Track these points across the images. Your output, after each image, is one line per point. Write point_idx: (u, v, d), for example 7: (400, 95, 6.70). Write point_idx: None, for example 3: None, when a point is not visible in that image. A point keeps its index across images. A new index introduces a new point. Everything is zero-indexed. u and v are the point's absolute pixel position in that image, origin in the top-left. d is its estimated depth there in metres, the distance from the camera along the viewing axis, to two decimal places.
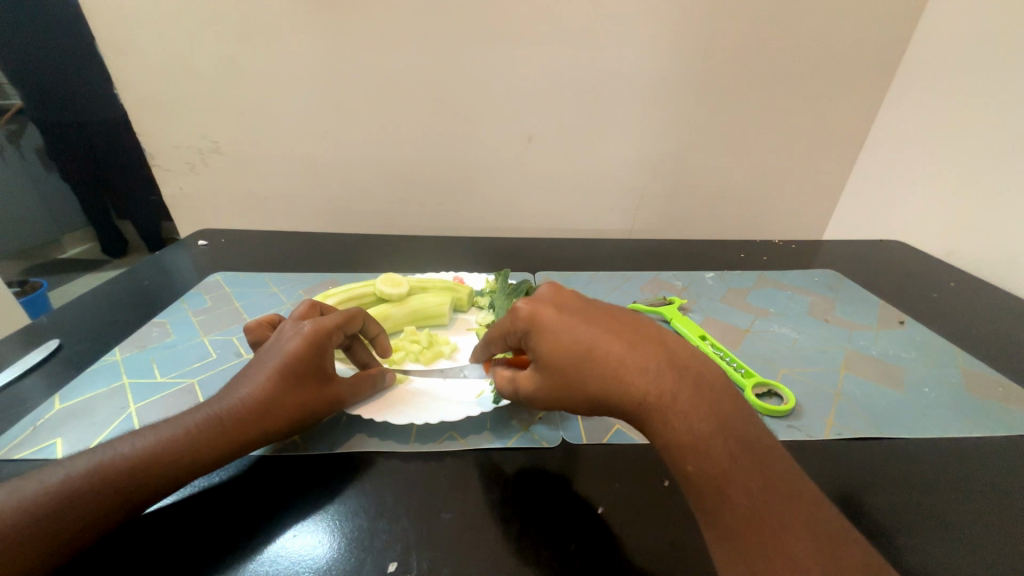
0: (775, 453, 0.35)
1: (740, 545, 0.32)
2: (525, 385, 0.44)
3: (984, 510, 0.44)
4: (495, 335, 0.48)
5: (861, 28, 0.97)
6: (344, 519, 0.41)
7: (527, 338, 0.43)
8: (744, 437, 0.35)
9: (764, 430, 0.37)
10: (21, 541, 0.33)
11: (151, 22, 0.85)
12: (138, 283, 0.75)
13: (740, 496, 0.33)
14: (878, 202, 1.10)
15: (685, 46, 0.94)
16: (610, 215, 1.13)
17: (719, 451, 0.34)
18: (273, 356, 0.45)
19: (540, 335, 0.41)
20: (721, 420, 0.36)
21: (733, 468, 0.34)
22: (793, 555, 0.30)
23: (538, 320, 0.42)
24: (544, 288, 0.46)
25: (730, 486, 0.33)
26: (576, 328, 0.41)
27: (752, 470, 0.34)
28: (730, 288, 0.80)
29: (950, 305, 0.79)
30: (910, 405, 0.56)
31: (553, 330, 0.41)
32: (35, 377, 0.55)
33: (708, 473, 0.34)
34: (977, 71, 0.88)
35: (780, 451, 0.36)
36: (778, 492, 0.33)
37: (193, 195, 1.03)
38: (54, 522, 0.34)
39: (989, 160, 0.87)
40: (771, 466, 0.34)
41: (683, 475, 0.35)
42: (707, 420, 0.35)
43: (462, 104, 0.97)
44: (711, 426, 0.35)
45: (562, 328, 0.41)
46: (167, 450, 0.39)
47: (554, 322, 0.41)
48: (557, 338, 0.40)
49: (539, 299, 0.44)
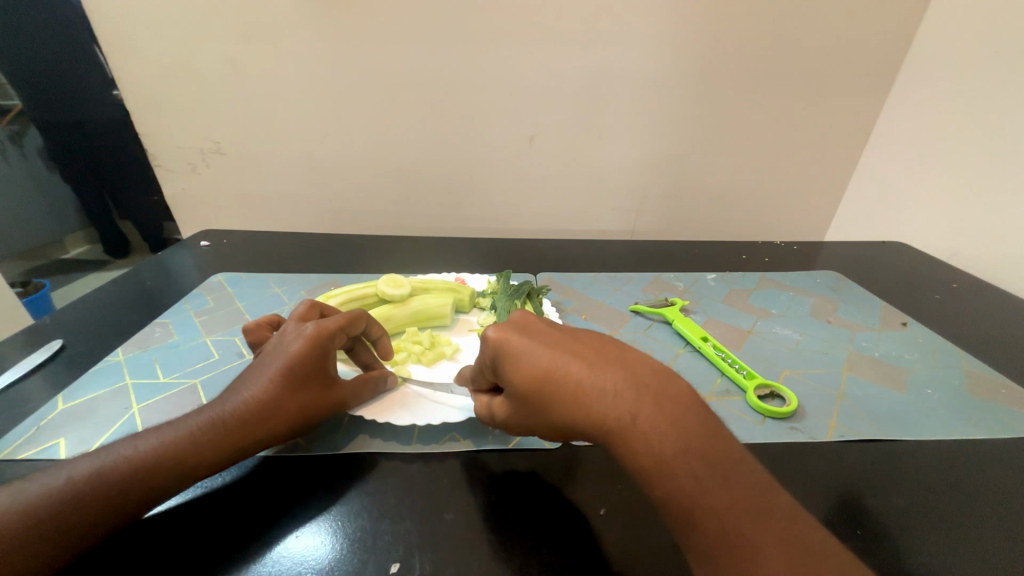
0: (749, 472, 0.34)
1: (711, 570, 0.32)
2: (501, 413, 0.44)
3: (986, 512, 0.43)
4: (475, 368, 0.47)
5: (863, 29, 0.97)
6: (347, 520, 0.41)
7: (495, 364, 0.42)
8: (712, 459, 0.34)
9: (733, 446, 0.36)
10: (26, 544, 0.33)
11: (154, 24, 0.86)
12: (140, 284, 0.75)
13: (710, 522, 0.32)
14: (881, 202, 1.10)
15: (687, 47, 0.94)
16: (612, 215, 1.13)
17: (687, 477, 0.33)
18: (275, 359, 0.45)
19: (507, 361, 0.40)
20: (684, 439, 0.34)
21: (697, 489, 0.33)
22: None
23: (504, 345, 0.41)
24: (515, 313, 0.45)
25: (699, 513, 0.33)
26: (538, 352, 0.40)
27: (718, 493, 0.33)
28: (732, 289, 0.80)
29: (952, 305, 0.79)
30: (912, 406, 0.56)
31: (517, 355, 0.40)
32: (38, 377, 0.55)
33: (676, 500, 0.33)
34: (979, 72, 0.88)
35: (755, 469, 0.35)
36: (751, 515, 0.32)
37: (195, 196, 1.04)
38: (58, 524, 0.34)
39: (991, 161, 0.87)
40: (744, 488, 0.33)
41: (654, 497, 0.35)
42: (669, 439, 0.34)
43: (464, 104, 0.97)
44: (673, 445, 0.34)
45: (525, 352, 0.40)
46: (168, 453, 0.39)
47: (518, 347, 0.40)
48: (520, 362, 0.40)
49: (505, 323, 0.43)
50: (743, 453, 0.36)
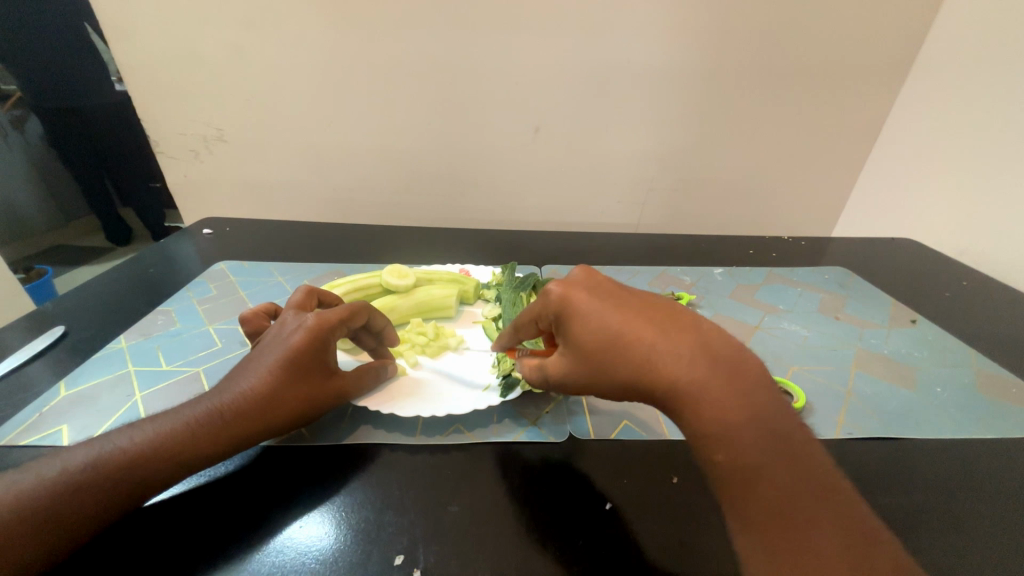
0: (809, 448, 0.35)
1: (763, 537, 0.32)
2: (555, 370, 0.45)
3: (996, 512, 0.43)
4: (523, 319, 0.48)
5: (877, 22, 0.95)
6: (350, 511, 0.40)
7: (558, 322, 0.44)
8: (777, 429, 0.35)
9: (798, 421, 0.36)
10: (17, 538, 0.33)
11: (155, 9, 0.84)
12: (143, 272, 0.74)
13: (767, 488, 0.33)
14: (889, 199, 1.09)
15: (696, 39, 0.93)
16: (616, 209, 1.12)
17: (749, 443, 0.34)
18: (276, 349, 0.44)
19: (571, 320, 0.42)
20: (752, 408, 0.35)
21: (760, 460, 0.34)
22: (819, 553, 0.30)
23: (570, 303, 0.42)
24: (576, 270, 0.46)
25: (758, 479, 0.33)
26: (607, 314, 0.41)
27: (781, 462, 0.34)
28: (739, 284, 0.79)
29: (962, 304, 0.78)
30: (922, 405, 0.55)
31: (582, 315, 0.41)
32: (40, 364, 0.55)
33: (736, 465, 0.34)
34: (995, 69, 0.87)
35: (814, 446, 0.36)
36: (807, 487, 0.33)
37: (196, 184, 1.03)
38: (49, 518, 0.34)
39: (1002, 159, 0.85)
40: (803, 460, 0.34)
41: (708, 468, 0.35)
42: (736, 408, 0.35)
43: (470, 94, 0.95)
44: (741, 413, 0.35)
45: (593, 312, 0.41)
46: (162, 444, 0.38)
47: (583, 306, 0.42)
48: (585, 322, 0.41)
49: (571, 282, 0.44)
50: (807, 431, 0.36)
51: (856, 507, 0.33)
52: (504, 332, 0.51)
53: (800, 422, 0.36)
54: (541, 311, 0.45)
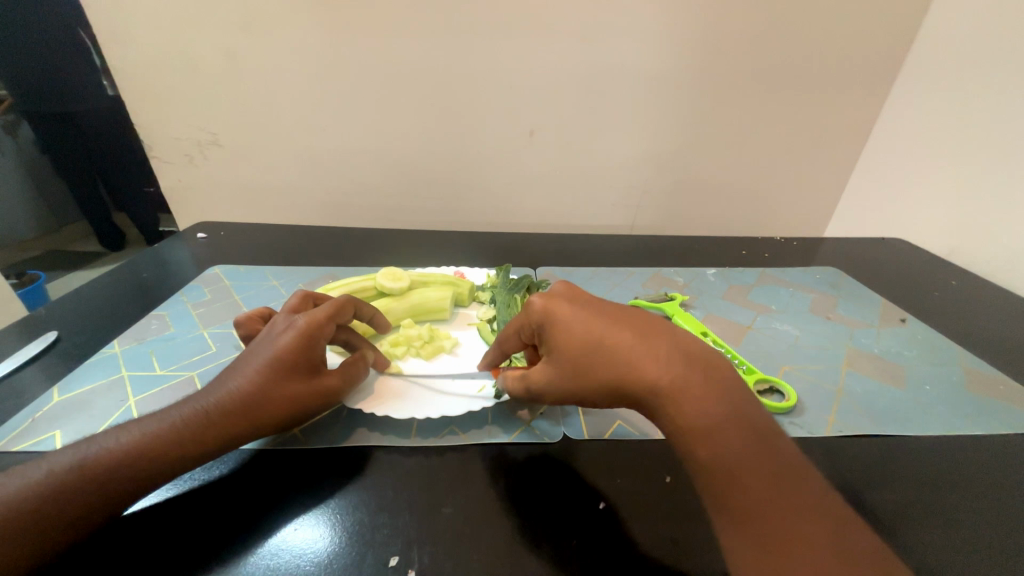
0: (784, 441, 0.36)
1: (753, 529, 0.32)
2: (537, 377, 0.44)
3: (984, 507, 0.44)
4: (508, 330, 0.48)
5: (866, 26, 0.96)
6: (344, 513, 0.40)
7: (540, 331, 0.44)
8: (753, 423, 0.36)
9: (771, 419, 0.38)
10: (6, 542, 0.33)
11: (148, 15, 0.84)
12: (136, 276, 0.74)
13: (753, 479, 0.34)
14: (879, 199, 1.10)
15: (687, 44, 0.94)
16: (610, 211, 1.13)
17: (731, 436, 0.35)
18: (263, 351, 0.45)
19: (554, 328, 0.42)
20: (731, 405, 0.36)
21: (743, 453, 0.35)
22: (812, 541, 0.31)
23: (553, 312, 0.43)
24: (557, 284, 0.47)
25: (743, 472, 0.34)
26: (587, 321, 0.42)
27: (760, 456, 0.35)
28: (732, 284, 0.79)
29: (952, 303, 0.79)
30: (911, 403, 0.56)
31: (565, 322, 0.42)
32: (34, 369, 0.55)
33: (721, 457, 0.34)
34: (980, 73, 0.88)
35: (789, 440, 0.37)
36: (787, 477, 0.34)
37: (191, 188, 1.03)
38: (33, 522, 0.34)
39: (989, 160, 0.87)
40: (782, 453, 0.35)
41: (695, 463, 0.35)
42: (717, 405, 0.36)
43: (464, 98, 0.96)
44: (722, 409, 0.36)
45: (574, 319, 0.42)
46: (147, 448, 0.38)
47: (565, 315, 0.42)
48: (568, 329, 0.42)
49: (552, 295, 0.45)
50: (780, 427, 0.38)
51: (827, 495, 0.34)
52: (491, 349, 0.52)
53: (769, 419, 0.38)
54: (525, 322, 0.46)
